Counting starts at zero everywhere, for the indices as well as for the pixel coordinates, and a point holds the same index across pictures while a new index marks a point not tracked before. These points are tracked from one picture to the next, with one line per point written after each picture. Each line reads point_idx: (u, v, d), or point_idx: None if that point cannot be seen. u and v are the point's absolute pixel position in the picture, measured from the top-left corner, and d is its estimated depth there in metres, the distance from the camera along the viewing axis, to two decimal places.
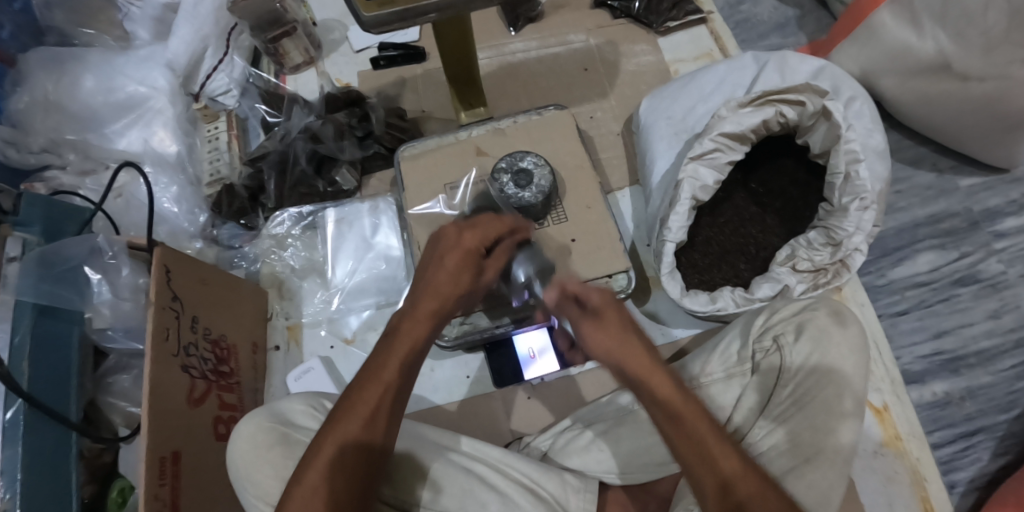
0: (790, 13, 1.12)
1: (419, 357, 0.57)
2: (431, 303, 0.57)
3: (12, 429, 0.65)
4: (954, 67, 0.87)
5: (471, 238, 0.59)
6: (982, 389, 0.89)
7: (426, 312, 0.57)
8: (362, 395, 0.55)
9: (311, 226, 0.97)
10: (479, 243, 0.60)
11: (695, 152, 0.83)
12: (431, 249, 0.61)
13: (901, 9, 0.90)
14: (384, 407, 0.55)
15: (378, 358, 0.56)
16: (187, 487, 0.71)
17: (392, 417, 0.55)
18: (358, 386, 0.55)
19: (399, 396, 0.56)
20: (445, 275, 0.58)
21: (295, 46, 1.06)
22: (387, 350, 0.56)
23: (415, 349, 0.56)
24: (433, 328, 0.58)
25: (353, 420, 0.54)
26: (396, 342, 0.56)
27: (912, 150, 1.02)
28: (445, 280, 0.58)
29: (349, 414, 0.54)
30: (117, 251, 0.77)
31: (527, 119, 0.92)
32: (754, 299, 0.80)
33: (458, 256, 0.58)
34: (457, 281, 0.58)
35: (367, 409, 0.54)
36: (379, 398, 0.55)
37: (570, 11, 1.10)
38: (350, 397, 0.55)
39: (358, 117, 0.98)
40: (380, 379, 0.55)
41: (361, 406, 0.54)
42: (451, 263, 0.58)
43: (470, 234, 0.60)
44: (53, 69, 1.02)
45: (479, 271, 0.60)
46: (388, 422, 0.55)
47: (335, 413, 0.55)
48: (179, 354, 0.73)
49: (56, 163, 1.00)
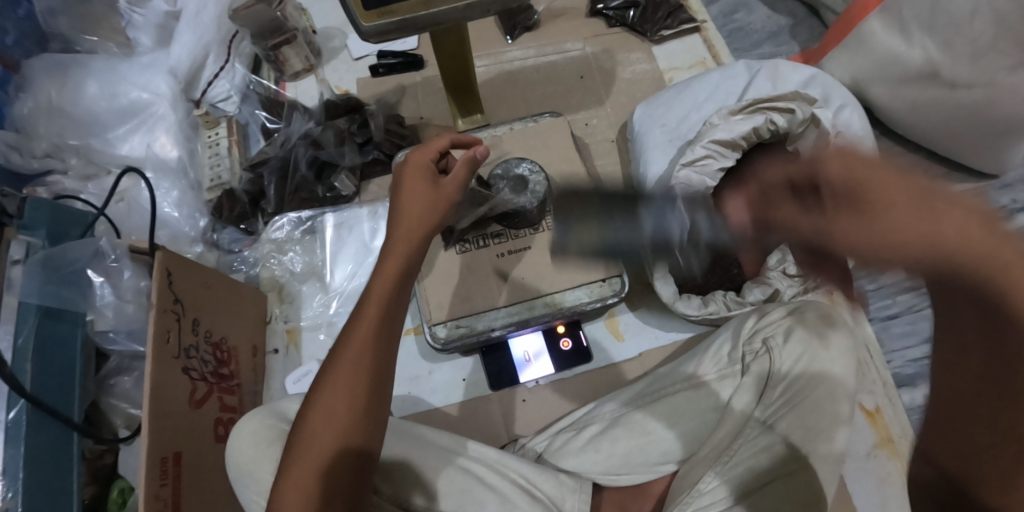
0: (783, 22, 1.14)
1: (398, 299, 0.63)
2: (394, 256, 0.64)
3: (15, 429, 0.66)
4: (942, 74, 0.88)
5: (423, 161, 0.69)
6: None
7: (403, 237, 0.65)
8: (340, 362, 0.59)
9: (311, 230, 0.98)
10: (429, 159, 0.70)
11: (687, 159, 0.85)
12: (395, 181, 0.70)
13: (891, 18, 0.92)
14: (365, 379, 0.58)
15: (356, 320, 0.61)
16: (188, 487, 0.72)
17: (374, 373, 0.59)
18: (337, 355, 0.60)
19: (382, 353, 0.60)
20: (408, 202, 0.67)
21: (296, 54, 1.08)
22: (364, 305, 0.62)
23: (386, 301, 0.62)
24: (407, 256, 0.65)
25: (337, 398, 0.57)
26: (370, 296, 0.62)
27: (903, 156, 1.04)
28: (412, 204, 0.67)
29: (334, 383, 0.58)
30: (120, 254, 0.79)
31: (523, 126, 0.94)
32: (745, 302, 0.83)
33: (413, 179, 0.68)
34: (426, 207, 0.67)
35: (348, 373, 0.58)
36: (359, 354, 0.59)
37: (566, 20, 1.13)
38: (331, 368, 0.59)
39: (358, 124, 1.00)
40: (359, 333, 0.60)
41: (343, 383, 0.58)
42: (409, 186, 0.67)
43: (419, 157, 0.70)
44: (56, 74, 1.03)
45: (438, 186, 0.69)
46: (371, 400, 0.58)
47: (320, 389, 0.59)
48: (181, 356, 0.74)
49: (59, 168, 1.01)
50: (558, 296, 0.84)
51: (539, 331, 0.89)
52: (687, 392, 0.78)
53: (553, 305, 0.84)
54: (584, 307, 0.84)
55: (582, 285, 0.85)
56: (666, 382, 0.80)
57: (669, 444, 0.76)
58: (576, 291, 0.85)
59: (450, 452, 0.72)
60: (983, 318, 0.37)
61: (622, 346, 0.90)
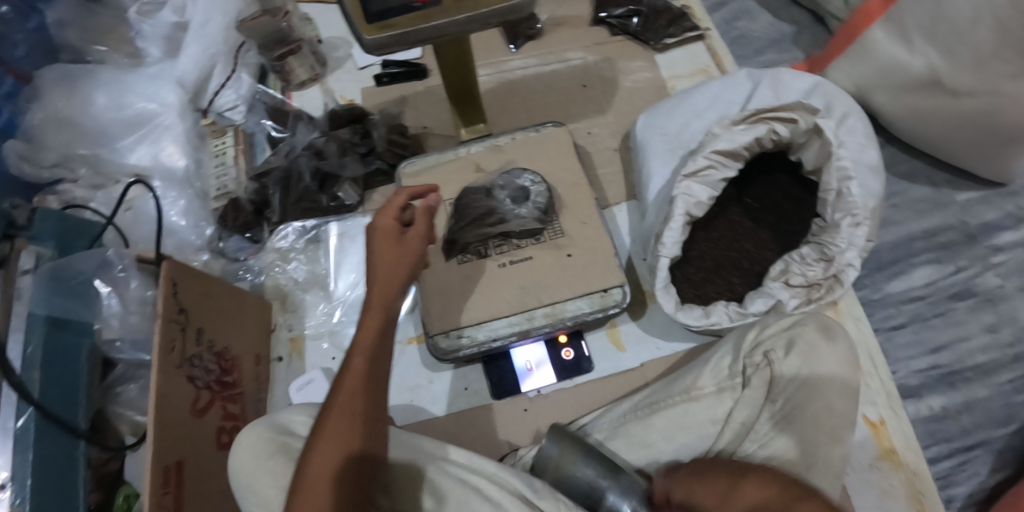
0: (785, 29, 1.13)
1: (386, 341, 0.60)
2: (378, 296, 0.61)
3: (23, 437, 0.67)
4: (945, 83, 0.88)
5: (389, 214, 0.63)
6: (979, 403, 0.89)
7: (379, 290, 0.61)
8: (334, 401, 0.57)
9: (315, 239, 0.99)
10: (394, 217, 0.63)
11: (689, 169, 0.84)
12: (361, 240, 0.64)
13: (893, 26, 0.91)
14: (365, 408, 0.57)
15: (347, 363, 0.59)
16: (190, 495, 0.73)
17: (370, 413, 0.57)
18: (330, 399, 0.57)
19: (375, 392, 0.58)
20: (378, 259, 0.62)
21: (301, 64, 1.09)
22: (353, 347, 0.59)
23: (377, 337, 0.59)
24: (388, 306, 0.61)
25: (339, 431, 0.55)
26: (358, 339, 0.59)
27: (908, 164, 1.03)
28: (383, 262, 0.61)
29: (329, 424, 0.56)
30: (127, 264, 0.83)
31: (525, 137, 0.94)
32: (748, 313, 0.81)
33: (380, 237, 0.63)
34: (394, 262, 0.62)
35: (343, 411, 0.56)
36: (353, 394, 0.57)
37: (568, 29, 1.13)
38: (326, 409, 0.57)
39: (360, 134, 1.01)
40: (353, 371, 0.58)
41: (341, 419, 0.56)
42: (378, 247, 0.62)
43: (381, 212, 0.64)
44: (65, 86, 1.05)
45: (410, 238, 0.64)
46: (374, 427, 0.57)
47: (317, 429, 0.56)
48: (185, 365, 0.75)
49: (68, 177, 1.04)
50: (559, 307, 0.84)
51: (540, 341, 0.89)
52: (684, 405, 0.77)
53: (553, 316, 0.84)
54: (584, 317, 0.84)
55: (583, 295, 0.84)
56: (663, 395, 0.79)
57: (667, 458, 0.76)
58: (575, 301, 0.84)
59: (441, 461, 0.73)
60: None
61: (624, 356, 0.90)
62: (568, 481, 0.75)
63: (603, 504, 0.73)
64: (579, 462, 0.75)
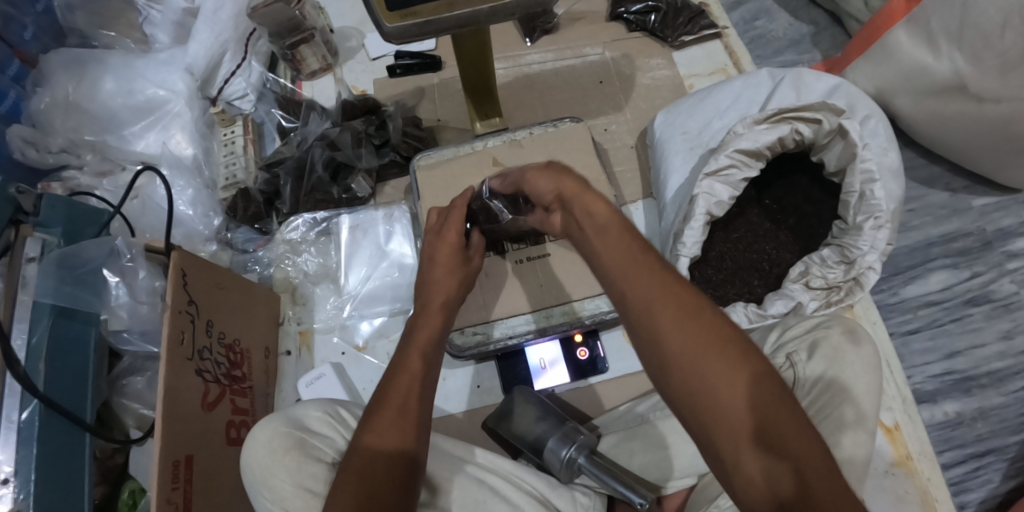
0: (805, 29, 1.12)
1: (438, 351, 0.63)
2: (437, 297, 0.66)
3: (27, 430, 0.64)
4: (969, 89, 0.87)
5: (453, 227, 0.70)
6: (994, 410, 0.89)
7: (434, 306, 0.66)
8: (388, 397, 0.58)
9: (326, 231, 0.96)
10: (460, 233, 0.70)
11: (710, 168, 0.83)
12: (431, 254, 0.70)
13: (918, 28, 0.91)
14: (413, 403, 0.58)
15: (402, 362, 0.61)
16: (199, 491, 0.71)
17: (422, 410, 0.58)
18: (382, 395, 0.59)
19: (426, 393, 0.60)
20: (442, 272, 0.68)
21: (314, 54, 1.07)
22: (408, 349, 0.62)
23: (432, 340, 0.63)
24: (445, 317, 0.66)
25: (387, 426, 0.56)
26: (413, 345, 0.62)
27: (925, 169, 1.02)
28: (448, 277, 0.68)
29: (381, 415, 0.57)
30: (136, 253, 0.78)
31: (543, 131, 0.93)
32: (767, 315, 0.81)
33: (447, 250, 0.69)
34: (452, 276, 0.68)
35: (398, 407, 0.58)
36: (408, 390, 0.59)
37: (586, 24, 1.12)
38: (376, 405, 0.58)
39: (375, 125, 0.99)
40: (408, 370, 0.60)
41: (388, 415, 0.57)
42: (444, 258, 0.69)
43: (448, 229, 0.70)
44: (73, 70, 1.03)
45: (468, 257, 0.71)
46: (419, 425, 0.57)
47: (368, 421, 0.57)
48: (194, 357, 0.73)
49: (74, 163, 1.01)
50: (575, 305, 0.83)
51: (555, 340, 0.88)
52: None
53: (570, 314, 0.83)
54: (602, 316, 0.83)
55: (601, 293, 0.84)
56: None
57: (687, 459, 0.76)
58: (594, 300, 0.83)
59: (461, 461, 0.72)
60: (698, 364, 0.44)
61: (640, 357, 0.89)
62: (522, 434, 0.77)
63: (545, 451, 0.74)
64: (533, 420, 0.77)
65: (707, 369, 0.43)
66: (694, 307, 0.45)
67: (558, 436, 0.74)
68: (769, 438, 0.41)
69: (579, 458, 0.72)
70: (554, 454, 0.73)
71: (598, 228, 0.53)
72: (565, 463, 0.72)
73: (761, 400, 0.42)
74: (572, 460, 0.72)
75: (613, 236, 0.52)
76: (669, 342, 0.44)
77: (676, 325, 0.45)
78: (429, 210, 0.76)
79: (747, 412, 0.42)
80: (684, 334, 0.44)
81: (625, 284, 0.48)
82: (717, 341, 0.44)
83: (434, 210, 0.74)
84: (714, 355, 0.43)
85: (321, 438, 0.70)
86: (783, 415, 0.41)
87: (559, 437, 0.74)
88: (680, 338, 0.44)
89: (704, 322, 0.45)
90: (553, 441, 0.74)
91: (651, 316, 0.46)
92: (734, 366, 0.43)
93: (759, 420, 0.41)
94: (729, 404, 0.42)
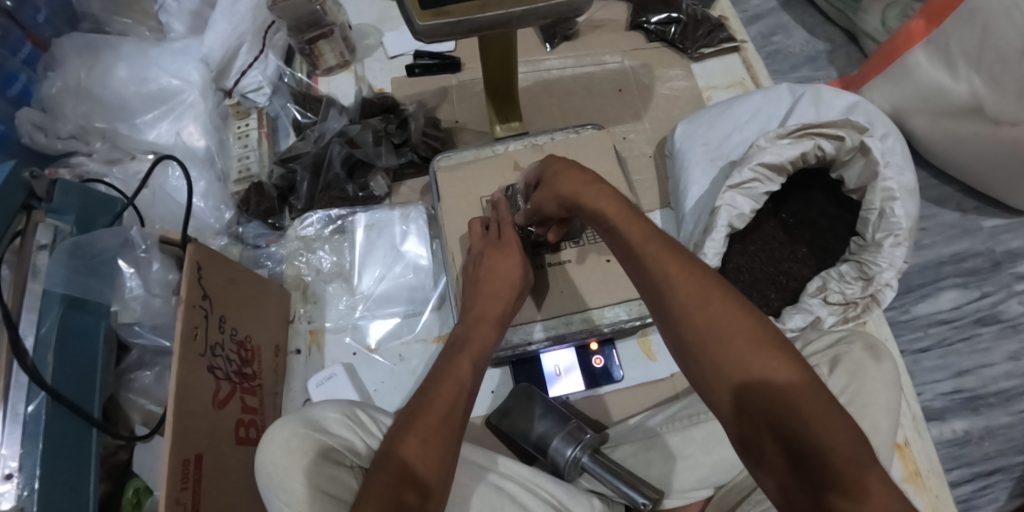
0: (821, 47, 1.14)
1: (484, 365, 0.64)
2: (489, 314, 0.69)
3: (33, 423, 0.61)
4: (986, 111, 0.88)
5: (513, 245, 0.74)
6: (1000, 429, 0.90)
7: (487, 320, 0.68)
8: (433, 401, 0.57)
9: (340, 229, 0.95)
10: (517, 253, 0.74)
11: (734, 181, 0.83)
12: (475, 269, 0.73)
13: (936, 50, 0.92)
14: (460, 407, 0.58)
15: (453, 367, 0.61)
16: (209, 491, 0.68)
17: (462, 421, 0.58)
18: (427, 399, 0.58)
19: (469, 403, 0.60)
20: (495, 285, 0.71)
21: (331, 49, 1.06)
22: (457, 355, 0.63)
23: (484, 352, 0.65)
24: (494, 332, 0.68)
25: (428, 426, 0.55)
26: (464, 355, 0.63)
27: (937, 189, 1.04)
28: (497, 290, 0.71)
29: (424, 419, 0.56)
30: (151, 245, 0.75)
31: (565, 138, 0.93)
32: (786, 328, 0.80)
33: (507, 266, 0.72)
34: (507, 292, 0.71)
35: (442, 415, 0.56)
36: (455, 397, 0.58)
37: (605, 32, 1.12)
38: (418, 410, 0.57)
39: (395, 125, 0.99)
40: (456, 378, 0.60)
41: (427, 420, 0.56)
42: (501, 274, 0.72)
43: (506, 245, 0.74)
44: (86, 56, 1.01)
45: (523, 267, 0.74)
46: (457, 434, 0.57)
47: (407, 427, 0.55)
48: (206, 354, 0.71)
49: (82, 151, 0.99)
50: (596, 313, 0.83)
51: (571, 347, 0.87)
52: None
53: (590, 322, 0.82)
54: (622, 324, 0.83)
55: (621, 302, 0.83)
56: (704, 407, 0.79)
57: (707, 471, 0.75)
58: (612, 309, 0.83)
59: (481, 468, 0.71)
60: (783, 407, 0.43)
61: (655, 365, 0.89)
62: (523, 434, 0.78)
63: (548, 451, 0.75)
64: (534, 419, 0.78)
65: (736, 382, 0.45)
66: (767, 344, 0.46)
67: (563, 435, 0.75)
68: (817, 475, 0.41)
69: (583, 457, 0.73)
70: (557, 452, 0.74)
71: (674, 266, 0.51)
72: (565, 462, 0.74)
73: (810, 427, 0.42)
74: (575, 459, 0.74)
75: (690, 279, 0.50)
76: (727, 350, 0.46)
77: (754, 364, 0.45)
78: (472, 222, 0.79)
79: (799, 439, 0.42)
80: (764, 371, 0.45)
81: (669, 301, 0.50)
82: (781, 367, 0.45)
83: (483, 222, 0.79)
84: (780, 384, 0.44)
85: (338, 440, 0.68)
86: (850, 438, 0.42)
87: (560, 434, 0.75)
88: (738, 367, 0.46)
89: (773, 357, 0.45)
90: (557, 438, 0.75)
91: (729, 359, 0.46)
92: (789, 396, 0.44)
93: (812, 441, 0.42)
94: (752, 415, 0.44)
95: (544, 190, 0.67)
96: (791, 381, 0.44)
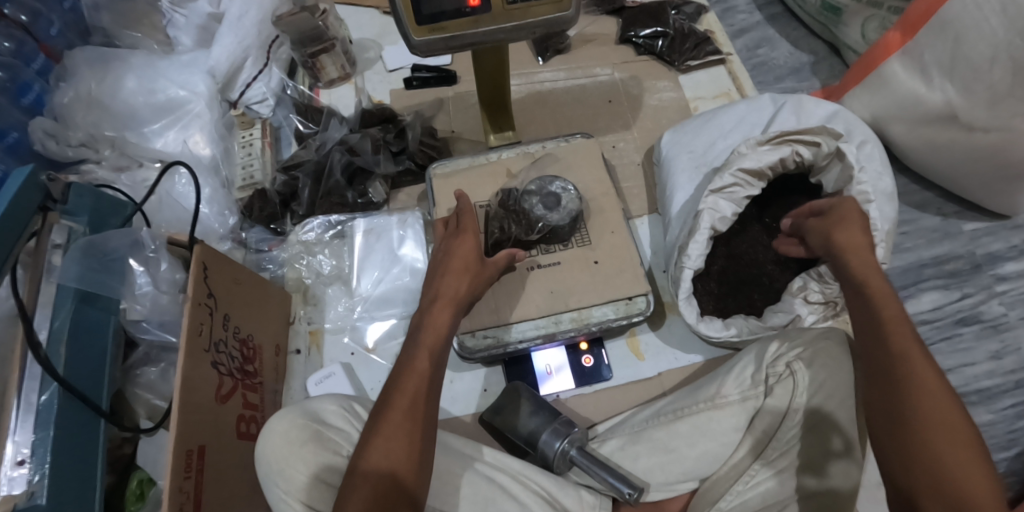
0: (804, 58, 1.18)
1: (443, 350, 0.67)
2: (445, 297, 0.70)
3: (45, 412, 0.64)
4: (960, 118, 0.92)
5: (471, 231, 0.76)
6: (983, 427, 0.92)
7: (444, 302, 0.70)
8: (396, 400, 0.62)
9: (340, 234, 0.99)
10: (473, 240, 0.75)
11: (716, 185, 0.86)
12: (435, 260, 0.75)
13: (912, 60, 0.96)
14: (423, 398, 0.63)
15: (409, 362, 0.65)
16: (210, 482, 0.71)
17: (428, 410, 0.63)
18: (391, 398, 0.63)
19: (431, 393, 0.64)
20: (454, 270, 0.72)
21: (333, 62, 1.11)
22: (416, 348, 0.66)
23: (440, 340, 0.67)
24: (452, 315, 0.69)
25: (394, 426, 0.61)
26: (421, 345, 0.66)
27: (917, 194, 1.07)
28: (456, 275, 0.72)
29: (390, 418, 0.61)
30: (159, 245, 0.78)
31: (556, 146, 0.96)
32: (767, 326, 0.84)
33: (464, 253, 0.74)
34: (463, 277, 0.72)
35: (405, 410, 0.62)
36: (416, 391, 0.63)
37: (596, 46, 1.17)
38: (383, 410, 0.62)
39: (393, 134, 1.03)
40: (416, 372, 0.64)
41: (394, 420, 0.61)
42: (455, 261, 0.73)
43: (463, 234, 0.76)
44: (97, 67, 1.06)
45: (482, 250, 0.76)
46: (423, 432, 0.62)
47: (374, 430, 0.61)
48: (211, 350, 0.74)
49: (92, 158, 1.03)
50: (584, 312, 0.86)
51: (561, 346, 0.90)
52: (710, 411, 0.78)
53: (579, 321, 0.86)
54: (609, 323, 0.86)
55: (609, 302, 0.86)
56: (688, 401, 0.80)
57: (691, 463, 0.77)
58: (601, 308, 0.86)
59: (468, 458, 0.74)
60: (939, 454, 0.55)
61: (643, 365, 0.91)
62: (515, 429, 0.80)
63: (538, 445, 0.78)
64: (526, 416, 0.80)
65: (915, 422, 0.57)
66: (955, 413, 0.57)
67: (554, 429, 0.78)
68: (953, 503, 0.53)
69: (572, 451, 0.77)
70: (546, 446, 0.77)
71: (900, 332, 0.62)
72: (556, 455, 0.77)
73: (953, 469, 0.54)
74: (564, 451, 0.77)
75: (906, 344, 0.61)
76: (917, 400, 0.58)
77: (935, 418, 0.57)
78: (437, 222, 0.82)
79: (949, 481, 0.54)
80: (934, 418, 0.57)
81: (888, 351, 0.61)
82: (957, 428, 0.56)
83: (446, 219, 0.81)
84: (945, 436, 0.56)
85: (337, 431, 0.71)
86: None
87: (550, 428, 0.78)
88: (920, 413, 0.57)
89: (952, 419, 0.57)
90: (547, 432, 0.78)
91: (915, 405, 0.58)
92: (952, 448, 0.55)
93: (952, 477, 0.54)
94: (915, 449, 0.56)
95: (821, 226, 0.76)
96: (962, 440, 0.55)
